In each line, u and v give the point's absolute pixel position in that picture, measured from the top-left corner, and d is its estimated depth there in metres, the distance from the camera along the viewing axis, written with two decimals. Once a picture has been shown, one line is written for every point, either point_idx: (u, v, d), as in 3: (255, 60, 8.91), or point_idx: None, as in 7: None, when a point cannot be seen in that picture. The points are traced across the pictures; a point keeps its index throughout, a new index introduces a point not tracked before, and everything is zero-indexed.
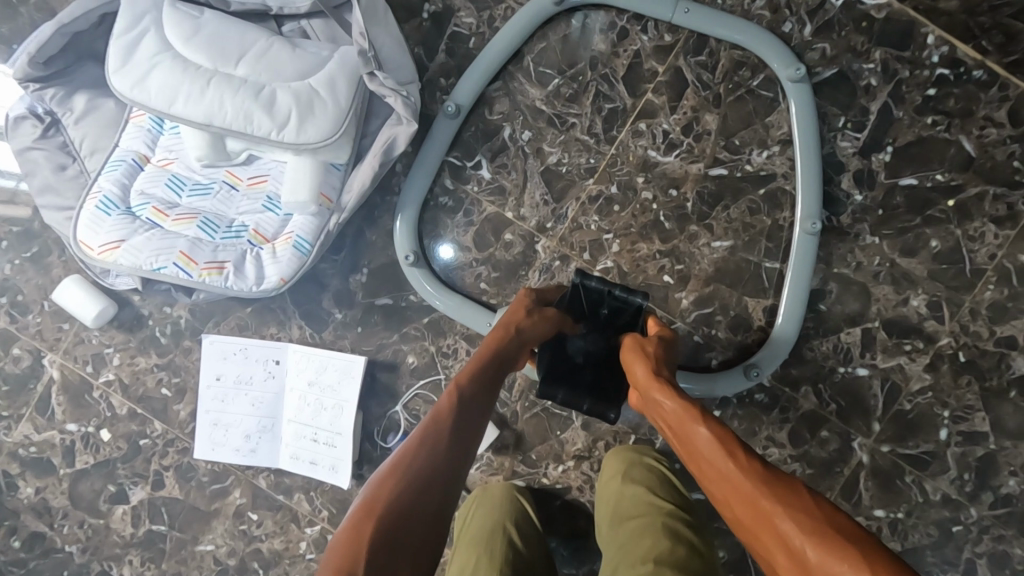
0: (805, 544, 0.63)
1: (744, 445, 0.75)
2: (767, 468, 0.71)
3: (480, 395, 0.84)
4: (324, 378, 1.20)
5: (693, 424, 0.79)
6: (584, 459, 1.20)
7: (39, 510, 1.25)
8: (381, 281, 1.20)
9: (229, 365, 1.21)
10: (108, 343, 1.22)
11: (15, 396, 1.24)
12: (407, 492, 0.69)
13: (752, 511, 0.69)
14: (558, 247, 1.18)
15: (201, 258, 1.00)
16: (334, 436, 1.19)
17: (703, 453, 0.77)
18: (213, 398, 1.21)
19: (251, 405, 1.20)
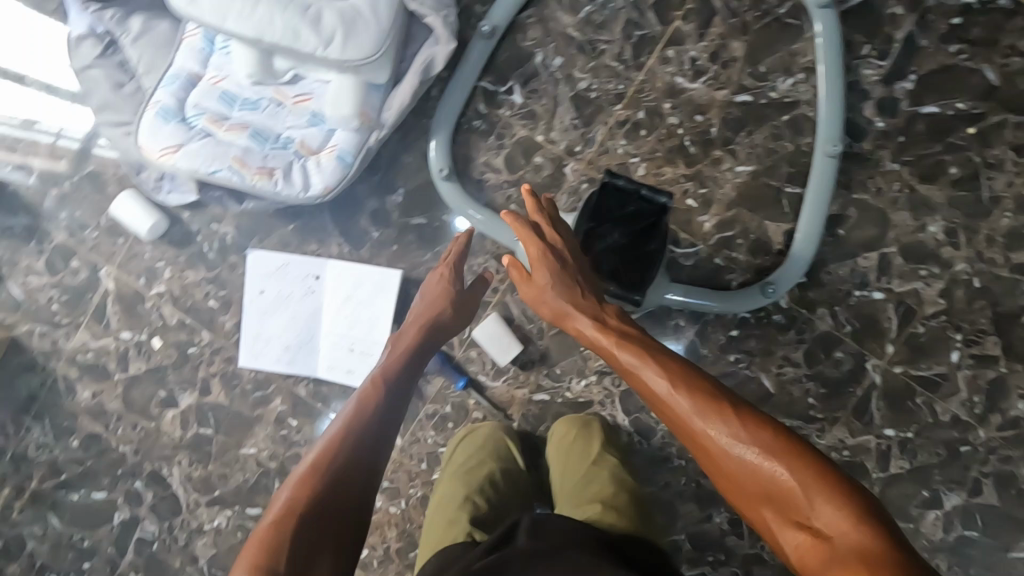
0: (736, 455, 0.74)
1: (676, 364, 0.84)
2: (698, 386, 0.80)
3: (403, 380, 1.04)
4: (360, 292, 1.26)
5: (624, 354, 0.87)
6: (606, 375, 1.26)
7: (95, 412, 1.34)
8: (415, 201, 1.25)
9: (272, 280, 1.28)
10: (159, 257, 1.30)
11: (74, 306, 1.32)
12: (331, 473, 0.86)
13: (690, 433, 0.79)
14: (585, 170, 1.23)
15: (253, 163, 1.08)
16: (371, 346, 1.26)
17: (643, 382, 0.85)
18: (256, 310, 1.29)
19: (293, 317, 1.28)
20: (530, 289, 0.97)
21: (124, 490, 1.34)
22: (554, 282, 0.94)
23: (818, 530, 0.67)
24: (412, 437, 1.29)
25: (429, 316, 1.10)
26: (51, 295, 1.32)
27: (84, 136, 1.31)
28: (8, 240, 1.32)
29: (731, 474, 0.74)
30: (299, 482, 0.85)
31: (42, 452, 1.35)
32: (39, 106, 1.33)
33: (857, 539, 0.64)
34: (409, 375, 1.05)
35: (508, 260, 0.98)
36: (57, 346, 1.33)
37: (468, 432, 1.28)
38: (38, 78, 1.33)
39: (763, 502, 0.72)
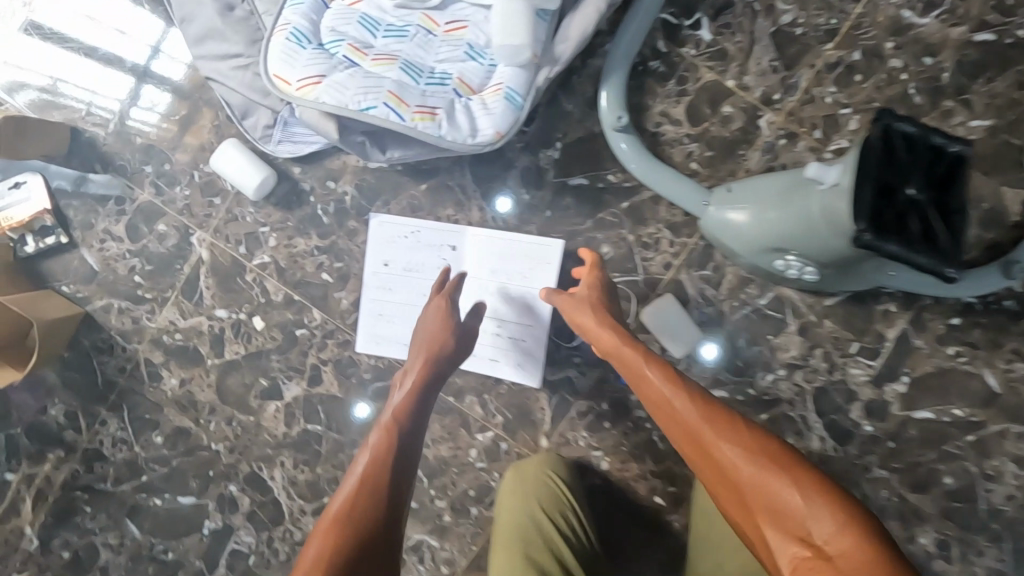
0: (741, 466, 0.69)
1: (683, 378, 0.79)
2: (699, 397, 0.76)
3: (414, 419, 0.86)
4: (508, 266, 1.06)
5: (649, 366, 0.82)
6: (797, 368, 1.07)
7: (183, 404, 1.14)
8: (577, 157, 1.05)
9: (398, 250, 1.08)
10: (263, 222, 1.09)
11: (159, 278, 1.11)
12: (358, 529, 0.71)
13: (694, 445, 0.74)
14: (784, 123, 1.02)
15: (411, 100, 0.85)
16: (523, 329, 1.08)
17: (661, 394, 0.79)
18: (379, 287, 1.09)
19: (425, 294, 1.08)
20: (574, 304, 0.94)
21: (216, 494, 1.15)
22: (593, 307, 0.91)
23: (820, 547, 0.61)
24: (560, 439, 1.10)
25: (435, 351, 0.93)
26: (132, 265, 1.11)
27: (117, 108, 1.11)
28: (81, 198, 1.11)
29: (733, 486, 0.69)
30: (321, 542, 0.69)
31: (119, 449, 1.15)
32: (76, 67, 1.12)
33: (859, 556, 0.59)
34: (421, 418, 0.87)
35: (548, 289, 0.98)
36: (138, 325, 1.13)
37: (629, 434, 1.09)
38: (78, 35, 1.12)
39: (762, 517, 0.66)
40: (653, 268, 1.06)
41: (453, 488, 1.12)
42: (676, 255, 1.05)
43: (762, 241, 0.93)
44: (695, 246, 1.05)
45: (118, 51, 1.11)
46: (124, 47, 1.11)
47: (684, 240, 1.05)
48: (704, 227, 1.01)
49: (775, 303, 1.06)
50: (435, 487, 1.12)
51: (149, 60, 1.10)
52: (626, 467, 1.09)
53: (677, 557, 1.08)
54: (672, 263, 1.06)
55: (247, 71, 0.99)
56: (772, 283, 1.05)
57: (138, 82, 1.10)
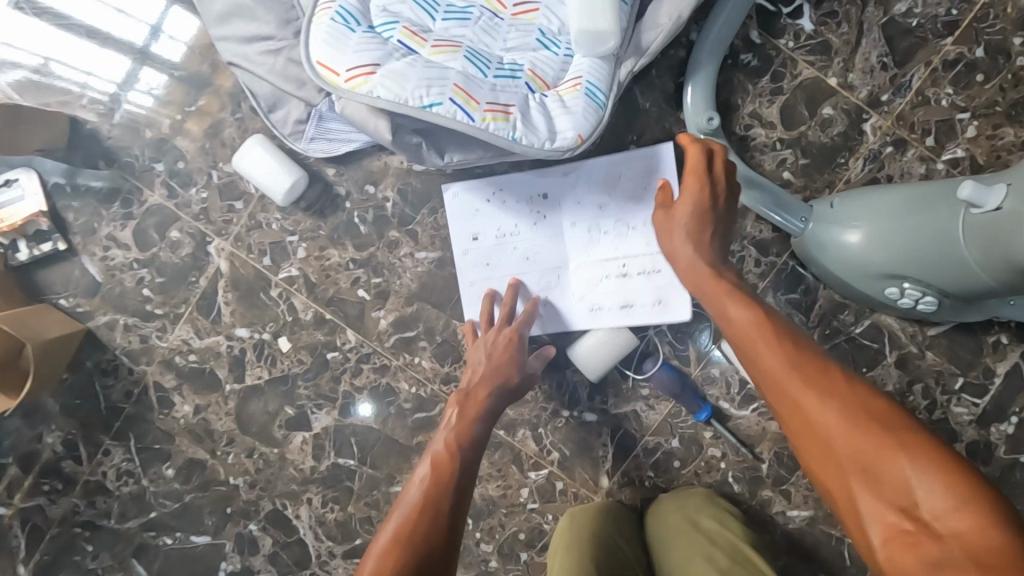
0: (841, 429, 0.58)
1: (780, 322, 0.68)
2: (791, 345, 0.65)
3: (471, 430, 0.78)
4: (619, 193, 0.92)
5: (732, 308, 0.70)
6: (893, 405, 0.95)
7: (198, 433, 1.01)
8: (653, 163, 0.92)
9: (488, 216, 0.94)
10: (291, 230, 0.96)
11: (172, 292, 0.98)
12: (412, 548, 0.63)
13: (780, 394, 0.63)
14: (892, 128, 0.90)
15: (481, 96, 0.72)
16: (651, 259, 0.92)
17: (748, 336, 0.68)
18: (474, 265, 0.95)
19: (526, 259, 0.94)
20: (663, 221, 0.80)
21: (233, 534, 1.02)
22: (681, 236, 0.78)
23: (926, 522, 0.53)
24: (623, 479, 0.98)
25: (501, 381, 0.84)
26: (141, 276, 0.98)
27: (113, 89, 0.96)
28: (81, 199, 0.97)
29: (823, 444, 0.59)
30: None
31: (124, 483, 1.02)
32: (56, 42, 0.96)
33: (977, 534, 0.50)
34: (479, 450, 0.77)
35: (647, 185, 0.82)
36: (148, 344, 0.99)
37: (701, 474, 0.97)
38: (57, 5, 0.96)
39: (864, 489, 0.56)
40: None
41: (502, 531, 1.00)
42: (762, 276, 0.93)
43: (874, 264, 0.82)
44: (784, 266, 0.93)
45: (105, 27, 0.95)
46: (112, 22, 0.95)
47: (771, 259, 0.93)
48: (798, 242, 0.89)
49: (872, 332, 0.94)
50: (481, 530, 1.00)
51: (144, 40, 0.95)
52: None
53: None
54: (757, 284, 0.93)
55: (279, 56, 0.85)
56: (869, 310, 0.93)
57: (131, 64, 0.96)
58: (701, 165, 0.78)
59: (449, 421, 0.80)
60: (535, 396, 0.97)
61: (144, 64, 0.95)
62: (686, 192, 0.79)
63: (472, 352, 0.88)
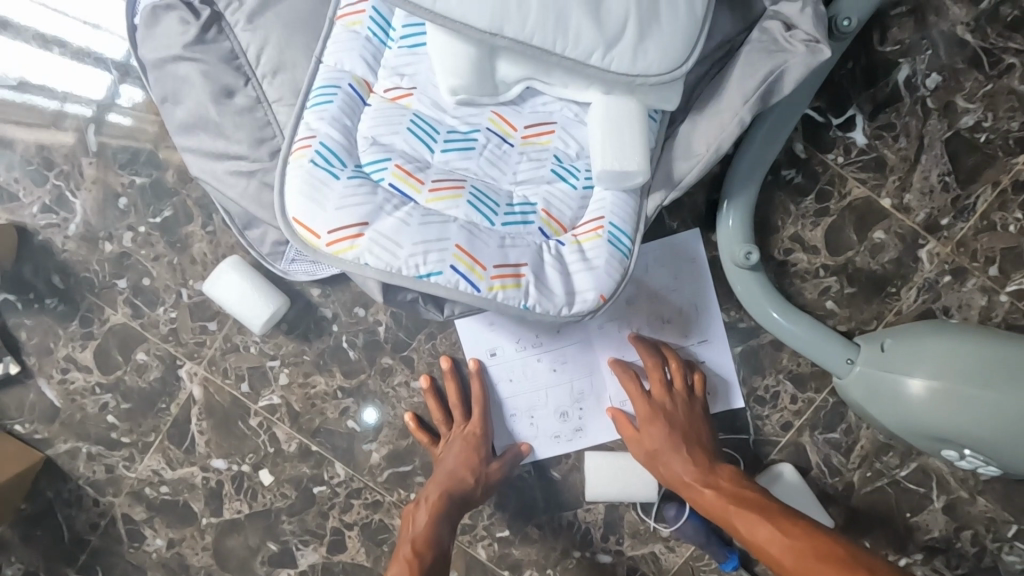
0: None
1: (805, 529, 0.68)
2: (814, 543, 0.66)
3: (435, 548, 0.76)
4: (648, 289, 0.83)
5: (740, 509, 0.71)
6: (939, 552, 0.86)
7: (172, 568, 0.92)
8: (679, 289, 0.82)
9: (494, 333, 0.84)
10: (272, 354, 0.86)
11: (140, 419, 0.88)
12: None
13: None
14: (951, 256, 0.79)
15: (488, 258, 0.61)
16: (696, 347, 0.83)
17: (781, 560, 0.67)
18: (497, 384, 0.85)
19: (555, 370, 0.85)
20: (641, 450, 0.80)
21: None
22: (663, 439, 0.79)
23: None
24: None
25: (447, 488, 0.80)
26: (105, 401, 0.88)
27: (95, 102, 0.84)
28: (35, 317, 0.86)
29: None
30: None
31: None
32: (15, 58, 0.84)
33: None
34: (442, 556, 0.76)
35: (619, 367, 0.83)
36: (114, 474, 0.90)
37: None
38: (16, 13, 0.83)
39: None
40: (768, 428, 0.84)
41: None
42: (798, 413, 0.83)
43: (931, 424, 0.73)
44: (823, 403, 0.83)
45: (73, 40, 0.83)
46: (81, 35, 0.83)
47: (809, 394, 0.83)
48: (842, 382, 0.79)
49: (918, 475, 0.84)
50: None
51: (122, 54, 0.84)
52: None
53: None
54: (792, 422, 0.84)
55: (252, 179, 0.73)
56: (916, 451, 0.84)
57: (106, 82, 0.84)
58: (655, 383, 0.81)
59: (409, 525, 0.79)
60: (543, 536, 0.88)
61: (122, 81, 0.84)
62: (658, 404, 0.80)
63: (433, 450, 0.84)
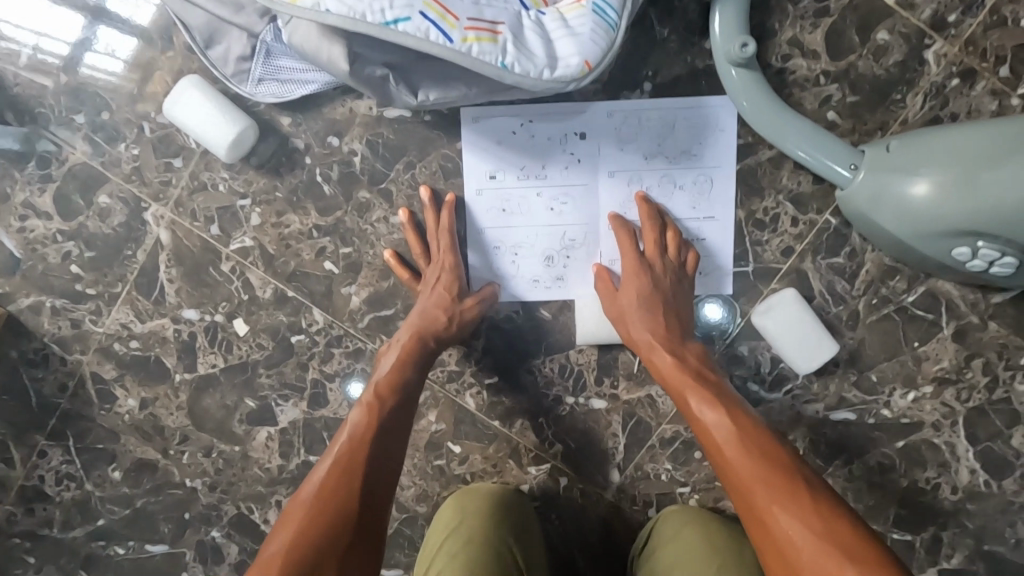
0: (808, 550, 0.56)
1: (754, 427, 0.67)
2: (761, 444, 0.65)
3: (401, 403, 0.73)
4: (669, 148, 0.78)
5: (697, 390, 0.70)
6: (948, 384, 0.82)
7: (146, 431, 0.87)
8: (680, 116, 0.77)
9: (488, 158, 0.79)
10: (242, 192, 0.81)
11: (105, 268, 0.83)
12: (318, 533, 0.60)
13: (747, 504, 0.62)
14: (960, 56, 0.74)
15: (461, 10, 0.56)
16: (699, 223, 0.80)
17: (718, 442, 0.66)
18: (490, 210, 0.80)
19: (548, 211, 0.80)
20: (615, 315, 0.77)
21: (195, 542, 0.90)
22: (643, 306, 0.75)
23: None
24: (636, 473, 0.86)
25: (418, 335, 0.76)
26: (67, 250, 0.83)
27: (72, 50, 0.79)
28: None
29: (784, 558, 0.57)
30: (291, 538, 0.59)
31: (65, 488, 0.90)
32: None
33: None
34: (408, 400, 0.73)
35: (614, 219, 0.78)
36: (81, 330, 0.85)
37: None
38: None
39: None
40: (768, 255, 0.80)
41: None
42: (799, 237, 0.79)
43: (942, 220, 0.68)
44: (826, 226, 0.79)
45: None
46: None
47: (811, 217, 0.79)
48: (843, 194, 0.75)
49: (926, 301, 0.80)
50: None
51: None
52: (719, 507, 0.86)
53: None
54: (793, 247, 0.79)
55: None
56: (924, 275, 0.80)
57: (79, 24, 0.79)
58: (648, 249, 0.77)
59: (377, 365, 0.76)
60: (534, 383, 0.84)
61: None
62: (645, 270, 0.76)
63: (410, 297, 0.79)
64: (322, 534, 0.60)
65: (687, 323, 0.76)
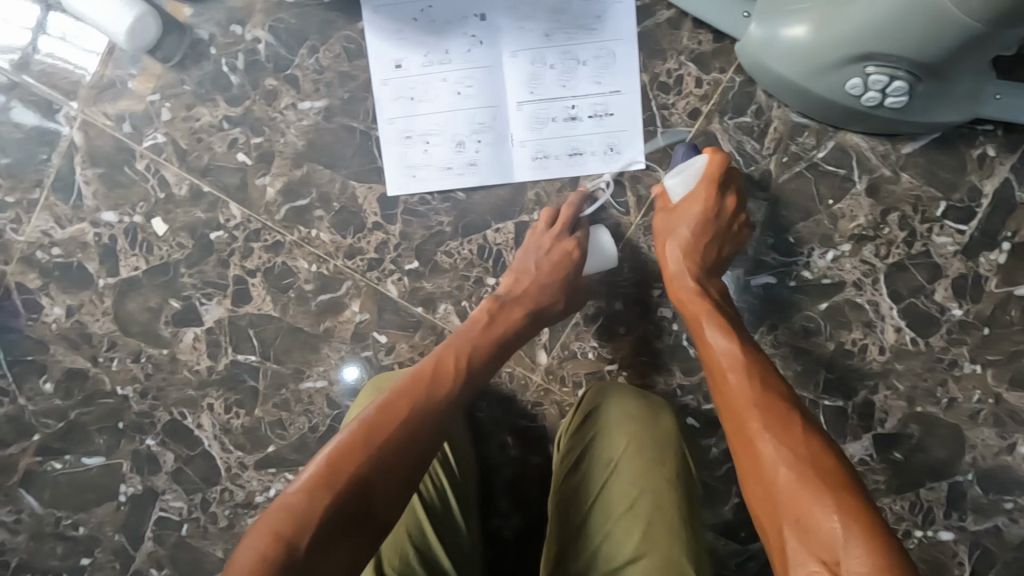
0: (786, 475, 0.54)
1: (757, 358, 0.65)
2: (763, 373, 0.63)
3: (483, 356, 0.70)
4: (569, 21, 0.78)
5: (708, 324, 0.69)
6: (866, 241, 0.82)
7: (74, 339, 0.88)
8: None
9: (396, 41, 0.79)
10: (151, 88, 0.82)
11: (20, 174, 0.84)
12: (383, 455, 0.57)
13: (738, 429, 0.60)
14: None
15: None
16: (606, 98, 0.80)
17: (720, 367, 0.65)
18: (397, 98, 0.80)
19: (455, 98, 0.80)
20: (662, 229, 0.78)
21: (131, 453, 0.90)
22: (686, 237, 0.75)
23: None
24: (563, 353, 0.86)
25: (577, 258, 0.78)
26: None
27: (60, 62, 0.81)
28: None
29: (764, 484, 0.56)
30: (359, 435, 0.57)
31: None
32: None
33: None
34: (489, 356, 0.71)
35: (714, 151, 0.75)
36: (3, 240, 0.86)
37: (650, 340, 0.85)
38: None
39: (786, 516, 0.53)
40: (676, 118, 0.80)
41: None
42: (705, 97, 0.80)
43: (831, 55, 0.68)
44: (730, 84, 0.79)
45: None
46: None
47: (715, 76, 0.79)
48: (740, 44, 0.75)
49: (837, 156, 0.80)
50: None
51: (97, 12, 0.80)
52: (649, 382, 0.86)
53: (713, 488, 0.87)
54: (700, 108, 0.80)
55: None
56: (832, 129, 0.80)
57: (67, 38, 0.81)
58: (728, 176, 0.76)
59: (540, 278, 0.77)
60: (456, 265, 0.84)
61: None
62: (708, 193, 0.75)
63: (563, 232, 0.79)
64: (401, 458, 0.58)
65: (710, 260, 0.76)
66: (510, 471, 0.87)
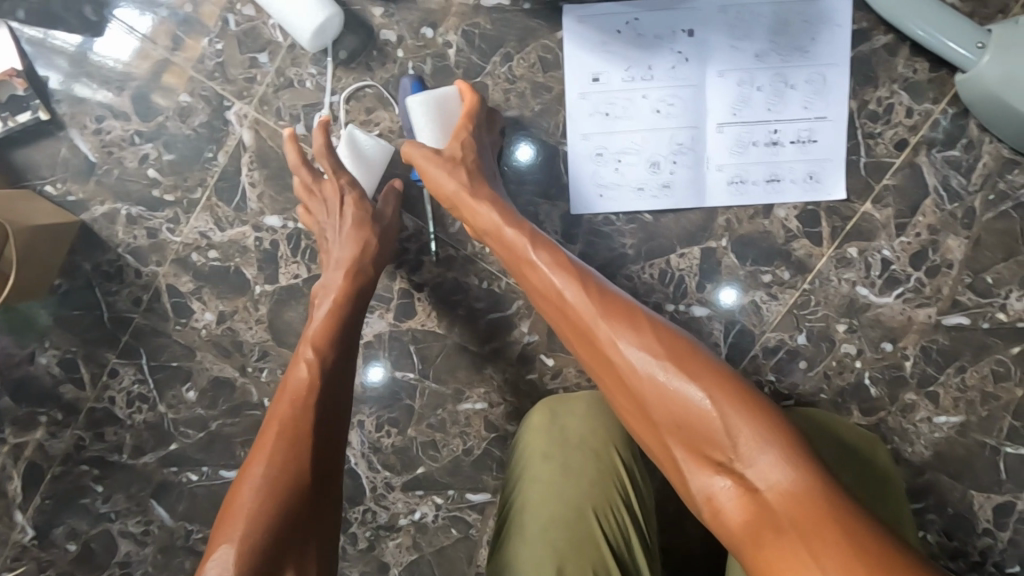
0: (643, 382, 0.55)
1: (587, 273, 0.62)
2: (596, 286, 0.61)
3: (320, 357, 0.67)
4: (782, 43, 0.75)
5: (508, 235, 0.66)
6: None
7: (224, 347, 0.84)
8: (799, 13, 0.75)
9: (597, 54, 0.76)
10: (330, 89, 0.78)
11: (184, 171, 0.80)
12: (269, 510, 0.55)
13: (587, 342, 0.60)
14: None
15: None
16: (813, 124, 0.76)
17: (541, 287, 0.64)
18: (593, 113, 0.77)
19: (653, 116, 0.76)
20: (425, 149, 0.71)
21: None
22: (462, 167, 0.70)
23: (743, 476, 0.49)
24: None
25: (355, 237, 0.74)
26: (145, 153, 0.80)
27: (238, 58, 0.78)
28: (77, 65, 0.79)
29: (634, 397, 0.56)
30: (264, 494, 0.56)
31: (137, 410, 0.85)
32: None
33: (794, 496, 0.46)
34: (329, 358, 0.68)
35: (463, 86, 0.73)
36: (157, 239, 0.81)
37: (831, 377, 0.81)
38: None
39: (668, 431, 0.53)
40: (881, 148, 0.77)
41: None
42: (914, 128, 0.76)
43: None
44: (942, 117, 0.76)
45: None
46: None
47: (927, 107, 0.76)
48: (974, 77, 0.72)
49: None
50: None
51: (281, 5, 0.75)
52: None
53: None
54: (907, 139, 0.77)
55: None
56: None
57: (247, 33, 0.78)
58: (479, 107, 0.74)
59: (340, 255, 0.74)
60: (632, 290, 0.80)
61: None
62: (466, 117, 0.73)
63: (337, 173, 0.74)
64: (280, 509, 0.56)
65: (483, 174, 0.72)
66: (670, 506, 0.83)
